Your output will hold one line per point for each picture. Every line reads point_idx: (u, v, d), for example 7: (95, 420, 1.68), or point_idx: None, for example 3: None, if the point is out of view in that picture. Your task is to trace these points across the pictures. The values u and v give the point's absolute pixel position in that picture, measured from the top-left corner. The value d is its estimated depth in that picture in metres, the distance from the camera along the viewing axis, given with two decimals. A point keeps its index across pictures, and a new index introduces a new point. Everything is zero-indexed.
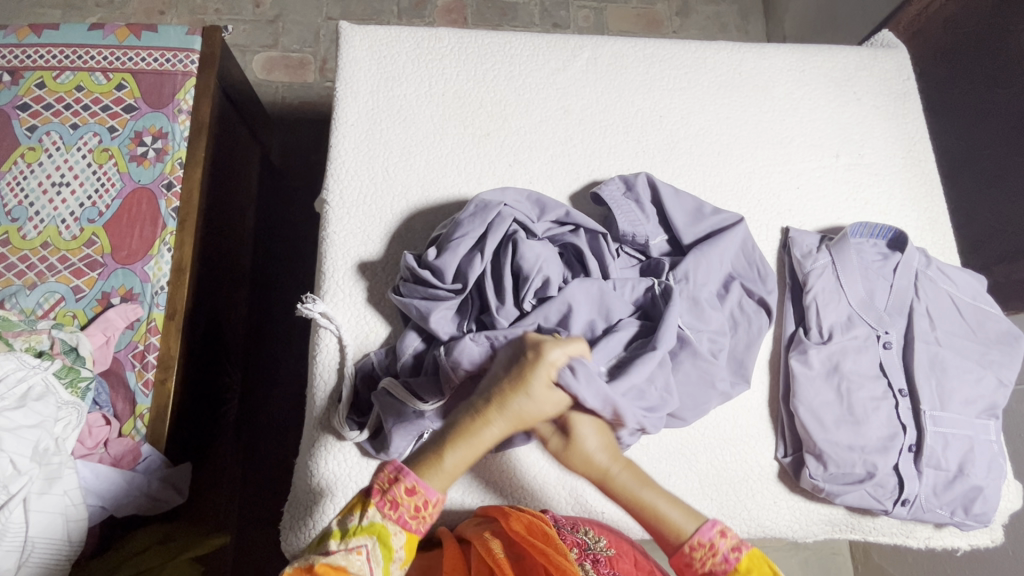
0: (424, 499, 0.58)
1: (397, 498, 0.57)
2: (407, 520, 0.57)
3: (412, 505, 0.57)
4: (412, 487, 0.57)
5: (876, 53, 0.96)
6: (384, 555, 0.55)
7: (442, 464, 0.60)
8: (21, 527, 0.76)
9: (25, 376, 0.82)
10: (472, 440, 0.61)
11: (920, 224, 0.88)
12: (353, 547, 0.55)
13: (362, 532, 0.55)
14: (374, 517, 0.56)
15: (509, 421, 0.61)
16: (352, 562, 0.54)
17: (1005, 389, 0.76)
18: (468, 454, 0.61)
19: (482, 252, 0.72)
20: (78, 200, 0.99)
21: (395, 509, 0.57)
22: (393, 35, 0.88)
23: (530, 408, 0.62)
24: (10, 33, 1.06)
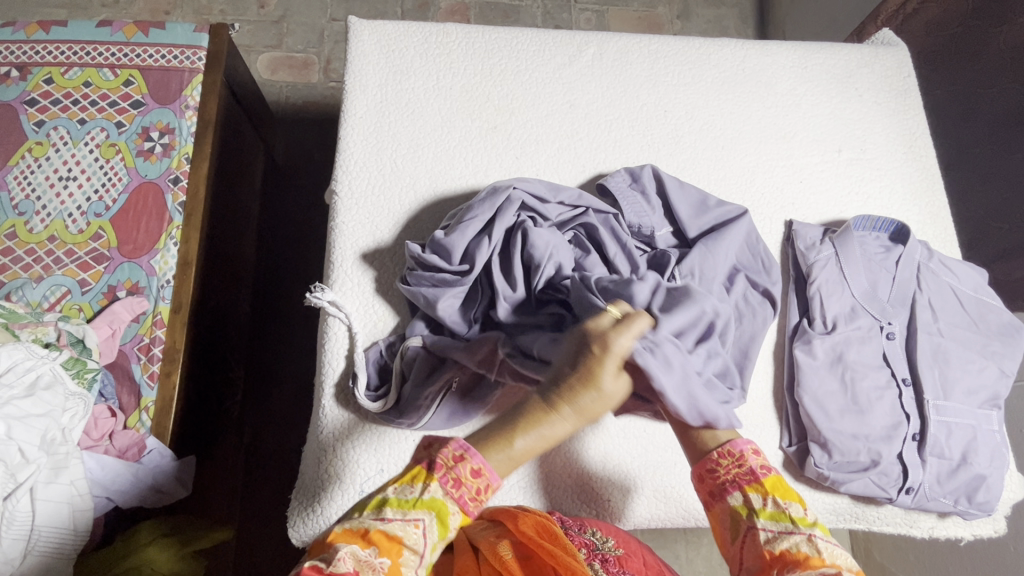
0: (487, 481, 0.52)
1: (460, 478, 0.51)
2: (466, 501, 0.51)
3: (474, 488, 0.51)
4: (478, 468, 0.52)
5: (876, 51, 0.97)
6: (441, 531, 0.50)
7: (510, 448, 0.52)
8: (28, 517, 0.76)
9: (35, 366, 0.81)
10: (544, 429, 0.51)
11: (921, 218, 0.89)
12: (411, 519, 0.49)
13: (421, 505, 0.50)
14: (436, 491, 0.50)
15: (581, 415, 0.51)
16: (408, 533, 0.48)
17: (1007, 380, 0.77)
18: (541, 441, 0.51)
19: (490, 235, 0.73)
20: (85, 194, 0.99)
21: (457, 487, 0.51)
22: (401, 30, 0.89)
23: (600, 404, 0.50)
24: (19, 30, 1.07)
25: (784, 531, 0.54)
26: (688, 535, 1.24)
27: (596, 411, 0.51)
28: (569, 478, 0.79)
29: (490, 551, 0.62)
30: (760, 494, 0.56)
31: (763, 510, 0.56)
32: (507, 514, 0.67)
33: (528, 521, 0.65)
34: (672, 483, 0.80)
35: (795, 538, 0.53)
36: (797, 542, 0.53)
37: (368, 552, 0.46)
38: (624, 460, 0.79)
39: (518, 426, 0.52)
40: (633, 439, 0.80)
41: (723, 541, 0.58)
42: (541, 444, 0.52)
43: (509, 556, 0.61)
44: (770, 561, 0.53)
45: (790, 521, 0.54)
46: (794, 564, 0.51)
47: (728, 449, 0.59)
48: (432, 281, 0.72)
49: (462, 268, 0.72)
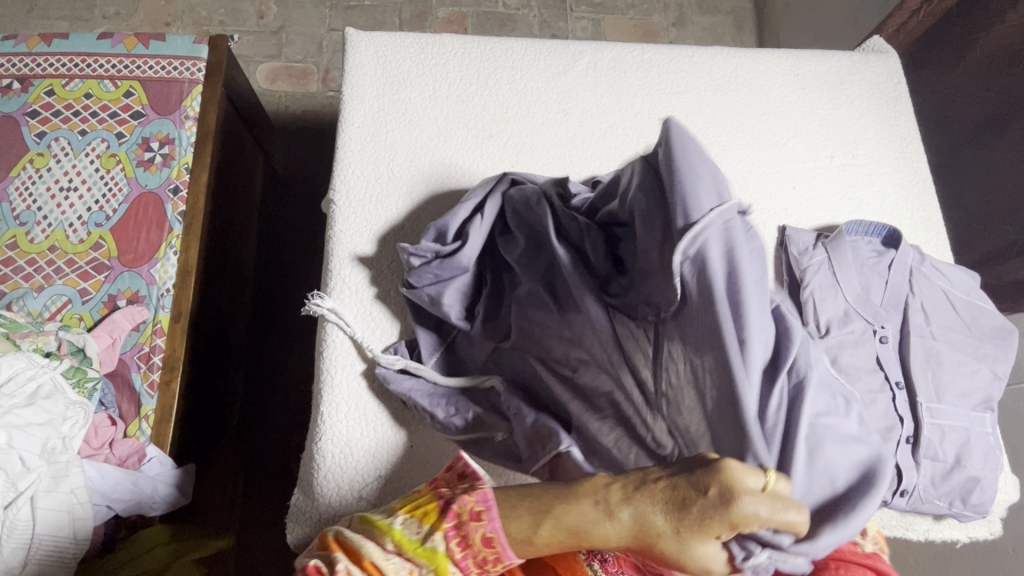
0: (491, 551, 0.50)
1: (467, 535, 0.51)
2: (468, 564, 0.51)
3: (481, 553, 0.51)
4: (490, 538, 0.50)
5: (867, 58, 0.98)
6: None
7: (529, 538, 0.49)
8: (28, 525, 0.77)
9: (35, 375, 0.82)
10: (578, 526, 0.46)
11: (914, 223, 0.90)
12: (408, 564, 0.51)
13: (422, 553, 0.51)
14: (438, 543, 0.51)
15: (638, 536, 0.43)
16: (394, 570, 0.50)
17: (1000, 382, 0.78)
18: (565, 535, 0.47)
19: (481, 214, 0.75)
20: (86, 205, 1.00)
21: (463, 548, 0.51)
22: (397, 41, 0.90)
23: (678, 550, 0.42)
24: (21, 42, 1.08)
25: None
26: None
27: (666, 549, 0.42)
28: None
29: None
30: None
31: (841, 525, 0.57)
32: None
33: None
34: None
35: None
36: (851, 528, 0.55)
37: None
38: None
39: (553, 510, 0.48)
40: None
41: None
42: (561, 535, 0.48)
43: (508, 559, 0.61)
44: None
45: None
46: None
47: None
48: (429, 263, 0.74)
49: (455, 247, 0.74)
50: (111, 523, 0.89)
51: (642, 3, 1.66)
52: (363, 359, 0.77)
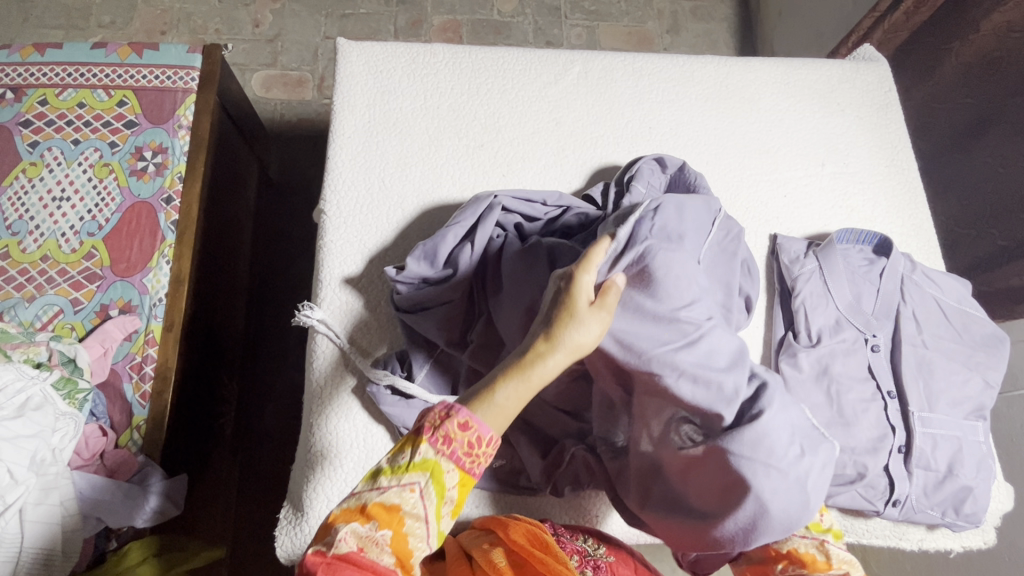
0: (478, 434, 0.47)
1: (449, 433, 0.47)
2: (461, 458, 0.47)
3: (466, 441, 0.47)
4: (466, 422, 0.47)
5: (858, 66, 0.98)
6: (437, 493, 0.47)
7: (494, 398, 0.48)
8: (16, 539, 0.77)
9: (24, 387, 0.82)
10: (531, 373, 0.49)
11: (905, 231, 0.90)
12: (406, 485, 0.46)
13: (415, 469, 0.47)
14: (427, 453, 0.47)
15: (567, 350, 0.50)
16: (405, 500, 0.46)
17: (992, 391, 0.77)
18: (523, 391, 0.49)
19: (471, 242, 0.74)
20: (79, 214, 1.00)
21: (448, 445, 0.47)
22: (389, 51, 0.90)
23: (580, 334, 0.51)
24: (15, 52, 1.08)
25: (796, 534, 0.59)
26: None
27: (583, 344, 0.51)
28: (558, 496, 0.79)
29: (483, 559, 0.62)
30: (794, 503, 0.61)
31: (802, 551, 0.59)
32: (498, 521, 0.67)
33: (519, 529, 0.64)
34: None
35: (805, 541, 0.58)
36: (807, 544, 0.58)
37: (368, 527, 0.44)
38: None
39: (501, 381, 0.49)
40: None
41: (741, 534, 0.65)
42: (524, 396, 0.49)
43: (502, 563, 0.61)
44: (777, 557, 0.59)
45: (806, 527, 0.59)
46: (799, 564, 0.57)
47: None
48: (418, 290, 0.74)
49: (443, 273, 0.74)
50: (101, 536, 0.88)
51: (636, 10, 1.67)
52: (357, 372, 0.77)
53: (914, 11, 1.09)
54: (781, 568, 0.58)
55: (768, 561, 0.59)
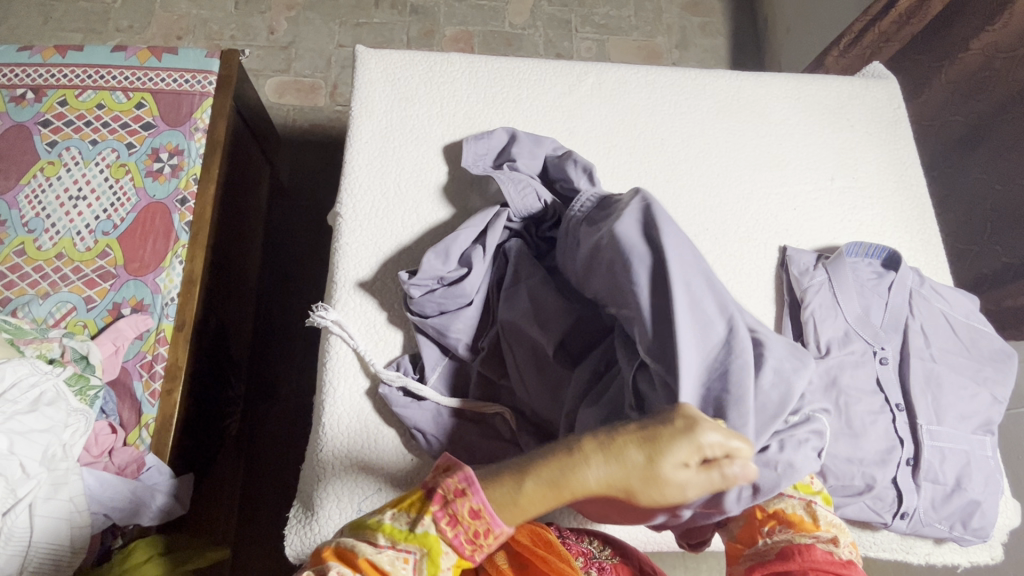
0: (485, 526, 0.49)
1: (458, 514, 0.49)
2: (462, 542, 0.50)
3: (471, 529, 0.49)
4: (477, 510, 0.49)
5: (867, 83, 1.00)
6: (429, 568, 0.49)
7: (518, 493, 0.48)
8: (26, 532, 0.77)
9: (37, 382, 0.82)
10: (565, 475, 0.47)
11: (913, 246, 0.91)
12: (402, 552, 0.49)
13: (414, 539, 0.49)
14: (429, 527, 0.49)
15: (611, 477, 0.47)
16: (395, 567, 0.48)
17: (1000, 406, 0.78)
18: (552, 494, 0.48)
19: (483, 247, 0.76)
20: (94, 213, 1.01)
21: (454, 526, 0.49)
22: (406, 59, 0.92)
23: (587, 476, 0.47)
24: (36, 54, 1.10)
25: (785, 495, 0.58)
26: (687, 561, 1.23)
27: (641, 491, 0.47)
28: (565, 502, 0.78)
29: (486, 561, 0.62)
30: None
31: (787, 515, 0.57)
32: None
33: (523, 531, 0.64)
34: None
35: (793, 502, 0.57)
36: (795, 506, 0.57)
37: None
38: None
39: (540, 464, 0.49)
40: None
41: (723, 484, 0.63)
42: (546, 492, 0.48)
43: (505, 565, 0.61)
44: (766, 519, 0.57)
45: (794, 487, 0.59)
46: (787, 525, 0.56)
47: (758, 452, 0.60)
48: (433, 292, 0.74)
49: (459, 273, 0.74)
50: (108, 533, 0.88)
51: (645, 24, 1.69)
52: (369, 373, 0.77)
53: (907, 20, 1.11)
54: (769, 530, 0.57)
55: (753, 525, 0.58)
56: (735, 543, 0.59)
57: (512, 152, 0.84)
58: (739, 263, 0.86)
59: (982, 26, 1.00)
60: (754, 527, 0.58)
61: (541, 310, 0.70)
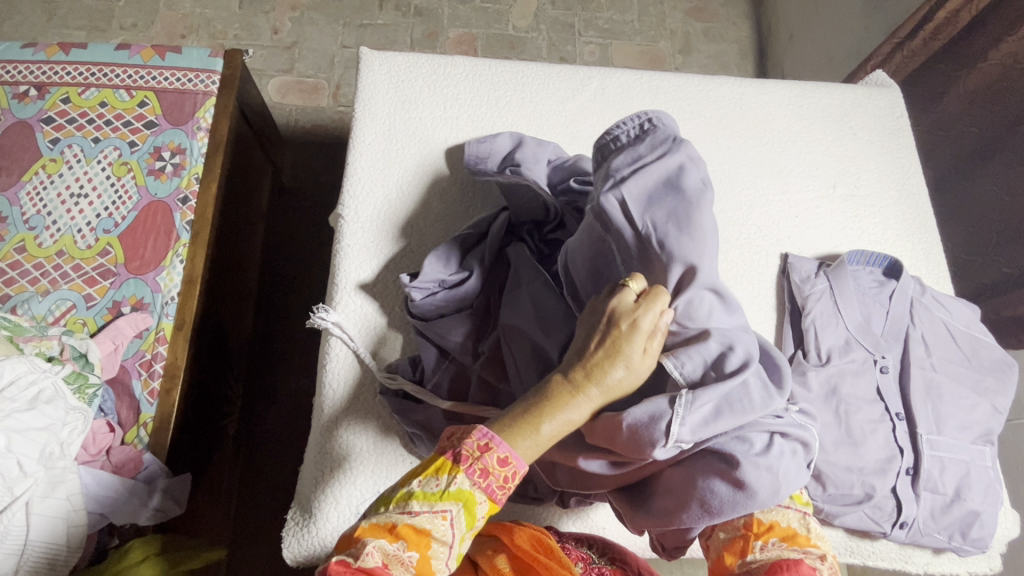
0: (514, 470, 0.48)
1: (487, 467, 0.48)
2: (495, 489, 0.48)
3: (502, 476, 0.48)
4: (504, 457, 0.48)
5: (870, 91, 1.00)
6: (468, 522, 0.48)
7: (538, 434, 0.49)
8: (22, 530, 0.77)
9: (37, 380, 0.82)
10: (571, 412, 0.50)
11: (914, 255, 0.91)
12: (438, 512, 0.47)
13: (448, 498, 0.47)
14: (463, 484, 0.47)
15: (608, 393, 0.51)
16: (436, 526, 0.47)
17: (1000, 416, 0.78)
18: (562, 428, 0.50)
19: (483, 250, 0.76)
20: (95, 211, 1.01)
21: (484, 477, 0.48)
22: (410, 61, 0.92)
23: (579, 411, 0.50)
24: (40, 51, 1.10)
25: (781, 507, 0.55)
26: (684, 566, 1.23)
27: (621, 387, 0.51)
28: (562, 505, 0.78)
29: (487, 564, 0.61)
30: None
31: (779, 528, 0.54)
32: (503, 528, 0.66)
33: (523, 534, 0.65)
34: None
35: (788, 514, 0.55)
36: (791, 518, 0.55)
37: (395, 545, 0.46)
38: None
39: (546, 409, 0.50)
40: None
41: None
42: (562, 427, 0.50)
43: (506, 569, 0.61)
44: (758, 531, 0.54)
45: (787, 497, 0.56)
46: (780, 539, 0.53)
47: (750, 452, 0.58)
48: (434, 294, 0.75)
49: (459, 277, 0.75)
50: (104, 532, 0.88)
51: (648, 29, 1.69)
52: (368, 375, 0.77)
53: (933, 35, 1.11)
54: (762, 545, 0.53)
55: (745, 538, 0.54)
56: (724, 555, 0.55)
57: (517, 157, 0.82)
58: (741, 269, 0.86)
59: (1002, 38, 1.00)
60: (746, 541, 0.54)
61: (544, 314, 0.67)
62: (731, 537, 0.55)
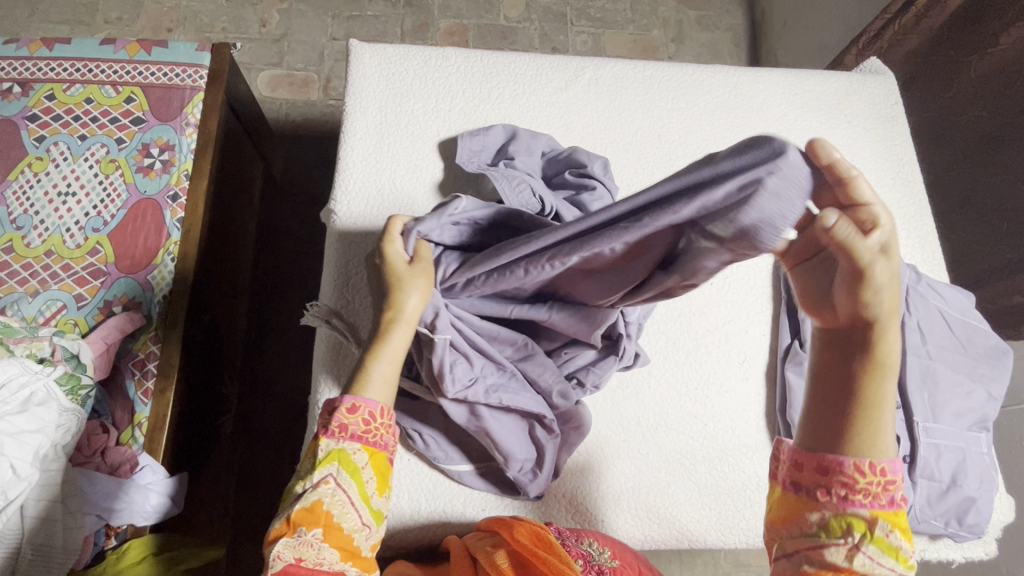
0: (368, 411, 0.54)
1: (342, 421, 0.53)
2: (362, 435, 0.53)
3: (360, 421, 0.53)
4: (352, 404, 0.54)
5: (864, 79, 0.99)
6: (351, 476, 0.52)
7: (370, 378, 0.55)
8: (16, 532, 0.76)
9: (28, 382, 0.80)
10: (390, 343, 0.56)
11: (909, 242, 0.91)
12: (321, 481, 0.51)
13: (323, 464, 0.52)
14: (328, 445, 0.52)
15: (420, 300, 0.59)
16: (323, 493, 0.51)
17: (995, 403, 0.78)
18: (395, 353, 0.57)
19: None
20: (84, 210, 1.00)
21: (344, 430, 0.53)
22: (401, 53, 0.91)
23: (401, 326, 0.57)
24: (22, 46, 1.08)
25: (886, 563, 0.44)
26: (682, 556, 1.24)
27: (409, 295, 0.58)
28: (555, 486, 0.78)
29: (486, 561, 0.61)
30: (889, 524, 0.44)
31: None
32: (503, 524, 0.66)
33: (523, 530, 0.65)
34: (665, 503, 0.78)
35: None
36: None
37: (298, 535, 0.49)
38: (615, 478, 0.78)
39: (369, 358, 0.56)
40: (629, 460, 0.79)
41: (785, 521, 0.48)
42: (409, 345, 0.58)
43: (504, 565, 0.60)
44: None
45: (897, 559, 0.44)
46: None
47: (884, 466, 0.45)
48: None
49: None
50: (100, 534, 0.87)
51: (641, 18, 1.68)
52: None
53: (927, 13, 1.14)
54: None
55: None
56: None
57: (510, 150, 0.83)
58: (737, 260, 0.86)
59: (1010, 23, 0.99)
60: None
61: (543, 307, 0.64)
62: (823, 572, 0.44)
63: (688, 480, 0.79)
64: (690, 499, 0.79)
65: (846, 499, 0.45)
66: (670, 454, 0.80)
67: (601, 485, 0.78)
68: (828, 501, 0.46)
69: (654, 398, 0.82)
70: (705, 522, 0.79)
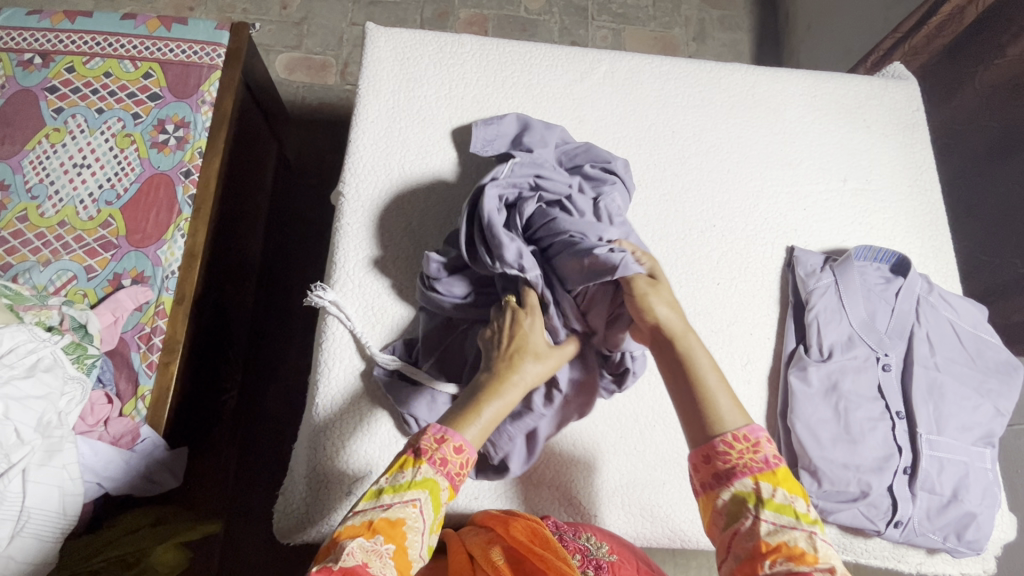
0: (467, 455, 0.55)
1: (446, 455, 0.54)
2: (453, 476, 0.54)
3: (459, 462, 0.55)
4: (460, 445, 0.55)
5: (886, 83, 0.98)
6: (433, 508, 0.52)
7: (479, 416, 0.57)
8: (18, 497, 0.74)
9: (36, 348, 0.81)
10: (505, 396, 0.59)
11: (923, 252, 0.89)
12: (407, 501, 0.52)
13: (414, 486, 0.52)
14: (427, 472, 0.53)
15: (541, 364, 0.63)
16: (407, 515, 0.51)
17: (1002, 419, 0.77)
18: (502, 406, 0.59)
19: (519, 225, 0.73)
20: (98, 182, 1.00)
21: (444, 465, 0.54)
22: (416, 38, 0.91)
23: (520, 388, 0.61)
24: (45, 18, 1.09)
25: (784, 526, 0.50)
26: (677, 558, 1.23)
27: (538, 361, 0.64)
28: (548, 478, 0.77)
29: (481, 557, 0.61)
30: (770, 484, 0.52)
31: (778, 536, 0.49)
32: (499, 521, 0.66)
33: (519, 527, 0.64)
34: (659, 501, 0.78)
35: (796, 533, 0.49)
36: (796, 537, 0.49)
37: (373, 541, 0.48)
38: (611, 475, 0.78)
39: (485, 397, 0.58)
40: (624, 456, 0.79)
41: (712, 525, 0.54)
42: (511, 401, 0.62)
43: (500, 562, 0.60)
44: (765, 551, 0.49)
45: (794, 516, 0.50)
46: (788, 557, 0.48)
47: (744, 434, 0.54)
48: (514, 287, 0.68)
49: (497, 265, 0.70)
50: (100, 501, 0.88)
51: (663, 15, 1.66)
52: (365, 356, 0.77)
53: (935, 34, 1.09)
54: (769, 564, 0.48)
55: (753, 559, 0.49)
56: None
57: (525, 142, 0.82)
58: (744, 261, 0.85)
59: None
60: (755, 562, 0.49)
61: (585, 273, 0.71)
62: (744, 554, 0.50)
63: (684, 479, 0.79)
64: (685, 500, 0.78)
65: (730, 476, 0.53)
66: (667, 453, 0.79)
67: (598, 479, 0.78)
68: (723, 485, 0.53)
69: (654, 396, 0.81)
70: (699, 523, 0.78)
